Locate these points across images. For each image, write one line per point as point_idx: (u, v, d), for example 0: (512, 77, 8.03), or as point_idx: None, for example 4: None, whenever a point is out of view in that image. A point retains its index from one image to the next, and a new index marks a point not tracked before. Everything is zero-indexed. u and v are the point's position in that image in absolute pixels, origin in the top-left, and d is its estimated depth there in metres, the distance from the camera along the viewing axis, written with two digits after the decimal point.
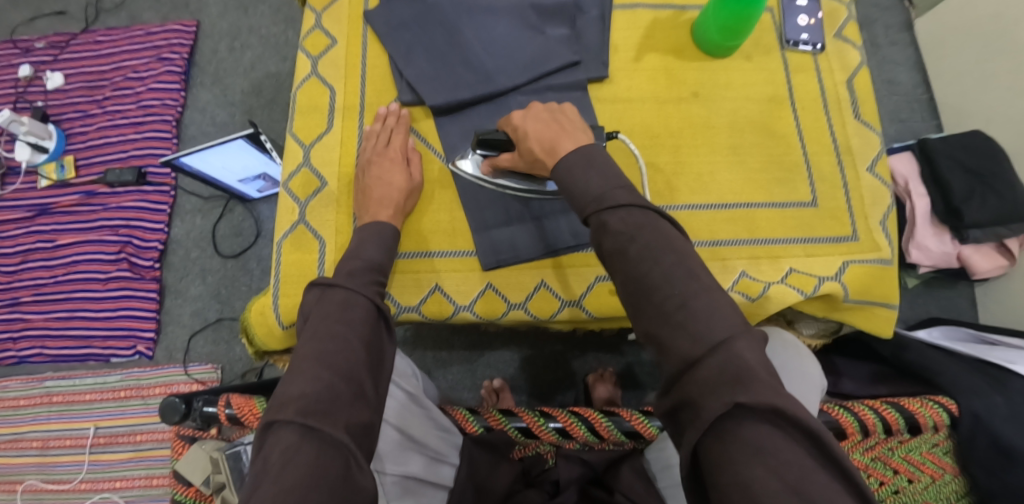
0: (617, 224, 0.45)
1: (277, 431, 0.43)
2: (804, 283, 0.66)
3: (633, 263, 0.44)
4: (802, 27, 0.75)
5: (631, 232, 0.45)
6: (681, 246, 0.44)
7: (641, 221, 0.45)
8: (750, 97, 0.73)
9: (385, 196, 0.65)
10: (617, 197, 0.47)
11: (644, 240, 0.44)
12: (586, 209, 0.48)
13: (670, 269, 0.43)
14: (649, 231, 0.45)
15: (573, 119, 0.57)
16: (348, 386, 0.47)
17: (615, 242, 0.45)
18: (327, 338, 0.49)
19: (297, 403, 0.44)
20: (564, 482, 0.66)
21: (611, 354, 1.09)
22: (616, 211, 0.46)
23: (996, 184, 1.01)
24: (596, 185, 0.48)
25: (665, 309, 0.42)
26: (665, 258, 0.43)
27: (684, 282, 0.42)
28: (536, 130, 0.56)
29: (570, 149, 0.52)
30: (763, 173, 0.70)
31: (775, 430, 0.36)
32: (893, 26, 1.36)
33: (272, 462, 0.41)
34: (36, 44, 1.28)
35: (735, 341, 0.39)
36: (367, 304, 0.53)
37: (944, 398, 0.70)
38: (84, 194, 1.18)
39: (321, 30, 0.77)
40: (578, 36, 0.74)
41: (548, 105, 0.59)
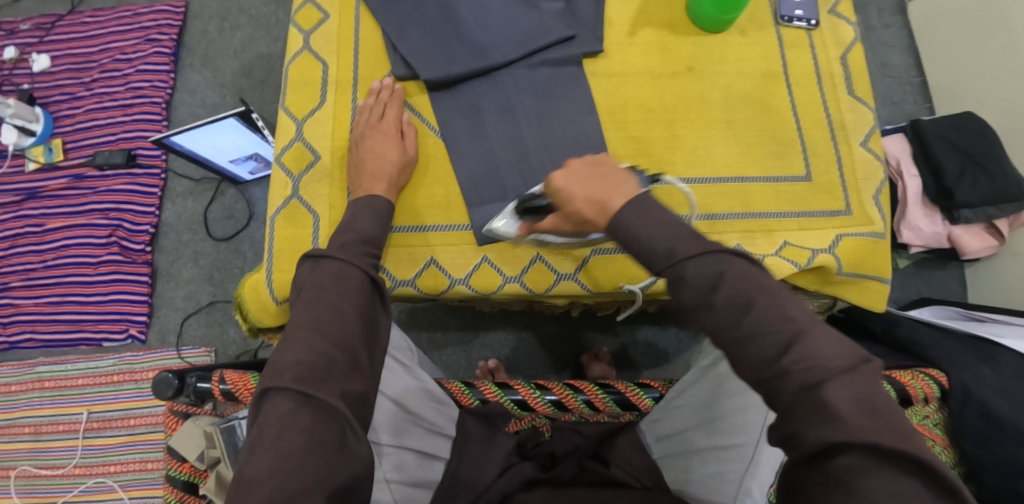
0: (695, 276, 0.40)
1: (272, 398, 0.43)
2: (797, 255, 0.66)
3: (722, 317, 0.39)
4: (797, 3, 0.76)
5: (714, 283, 0.40)
6: (768, 284, 0.40)
7: (718, 269, 0.40)
8: (745, 72, 0.73)
9: (378, 169, 0.64)
10: (687, 245, 0.42)
11: (730, 291, 0.39)
12: (655, 263, 0.43)
13: (762, 318, 0.38)
14: (732, 278, 0.40)
15: (617, 169, 0.50)
16: (343, 355, 0.47)
17: (695, 296, 0.40)
18: (322, 308, 0.49)
19: (292, 371, 0.44)
20: (560, 455, 0.66)
21: (607, 334, 1.10)
22: (690, 261, 0.41)
23: (988, 165, 1.02)
24: (660, 238, 0.43)
25: (767, 359, 0.37)
26: (756, 306, 0.39)
27: (774, 324, 0.38)
28: (582, 194, 0.49)
29: (624, 203, 0.46)
30: (758, 147, 0.71)
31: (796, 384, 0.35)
32: (887, 9, 1.36)
33: (267, 429, 0.41)
34: (22, 25, 1.26)
35: (827, 383, 0.35)
36: (361, 276, 0.53)
37: (935, 372, 0.72)
38: (73, 178, 1.17)
39: (313, 4, 0.76)
40: (573, 10, 0.73)
41: (589, 157, 0.52)
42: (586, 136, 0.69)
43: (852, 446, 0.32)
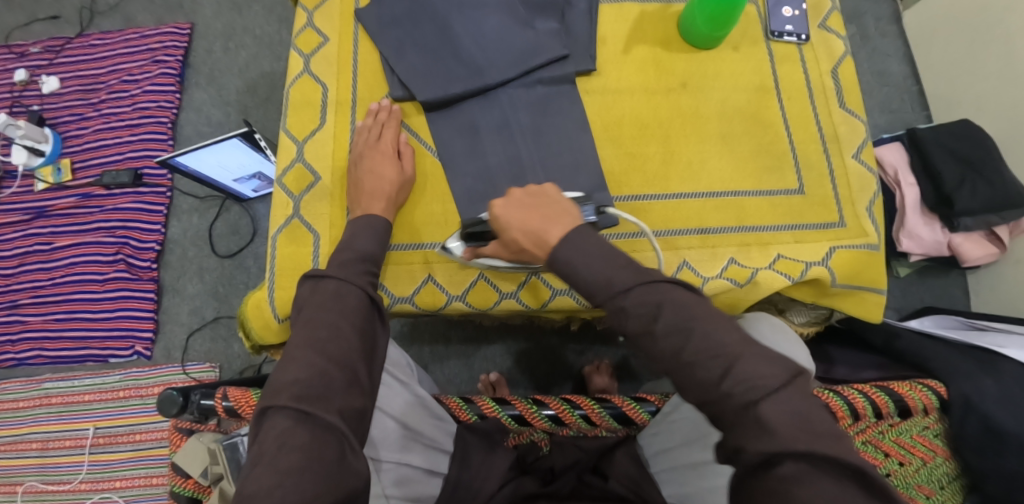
0: (635, 306, 0.44)
1: (270, 416, 0.44)
2: (792, 269, 0.67)
3: (664, 344, 0.43)
4: (788, 18, 0.76)
5: (652, 314, 0.44)
6: (700, 310, 0.44)
7: (656, 298, 0.44)
8: (738, 86, 0.74)
9: (376, 188, 0.66)
10: (626, 276, 0.46)
11: (668, 320, 0.43)
12: (598, 293, 0.46)
13: (700, 347, 0.42)
14: (669, 308, 0.43)
15: (556, 201, 0.55)
16: (342, 371, 0.48)
17: (638, 324, 0.44)
18: (320, 327, 0.50)
19: (290, 389, 0.45)
20: (560, 470, 0.67)
21: (606, 346, 1.10)
22: (630, 293, 0.45)
23: (987, 173, 1.02)
24: (602, 269, 0.47)
25: (712, 381, 0.41)
26: (693, 333, 0.42)
27: (715, 352, 0.42)
28: (519, 222, 0.54)
29: (562, 236, 0.50)
30: (752, 161, 0.71)
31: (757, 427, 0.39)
32: (882, 18, 1.37)
33: (266, 447, 0.42)
34: (32, 48, 1.29)
35: (760, 403, 0.39)
36: (360, 293, 0.54)
37: (932, 382, 0.72)
38: (81, 196, 1.19)
39: (313, 28, 0.78)
40: (567, 29, 0.74)
41: (528, 188, 0.57)
42: (580, 152, 0.70)
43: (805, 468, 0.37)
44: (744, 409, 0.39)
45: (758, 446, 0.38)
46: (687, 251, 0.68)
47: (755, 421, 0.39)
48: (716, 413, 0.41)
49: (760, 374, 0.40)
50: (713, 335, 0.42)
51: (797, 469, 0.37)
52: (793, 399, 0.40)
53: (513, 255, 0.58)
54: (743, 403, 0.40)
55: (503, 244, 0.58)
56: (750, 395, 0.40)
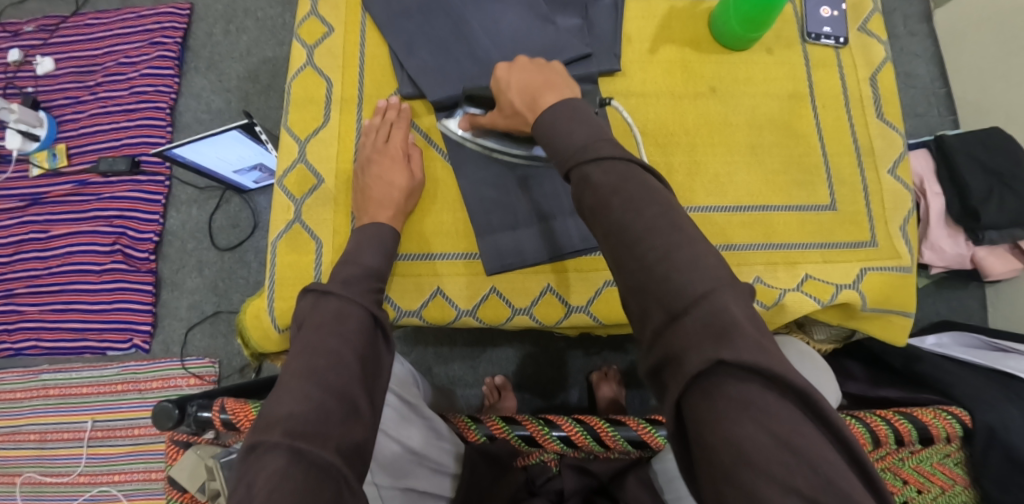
0: (601, 177, 0.42)
1: (261, 455, 0.40)
2: (821, 291, 0.64)
3: (616, 215, 0.40)
4: (826, 19, 0.72)
5: (617, 185, 0.41)
6: (664, 196, 0.41)
7: (624, 175, 0.41)
8: (770, 93, 0.70)
9: (385, 197, 0.62)
10: (597, 148, 0.44)
11: (629, 191, 0.40)
12: (568, 162, 0.45)
13: (653, 223, 0.39)
14: (634, 183, 0.41)
15: (562, 74, 0.55)
16: (341, 404, 0.45)
17: (597, 194, 0.41)
18: (318, 353, 0.47)
19: (283, 424, 0.41)
20: (568, 493, 0.64)
21: (616, 352, 1.07)
22: (600, 163, 0.43)
23: (1016, 186, 0.98)
24: (577, 138, 0.45)
25: (655, 266, 0.37)
26: (648, 211, 0.39)
27: (669, 233, 0.38)
28: (519, 84, 0.54)
29: (555, 102, 0.50)
30: (782, 174, 0.67)
31: (708, 329, 0.34)
32: (912, 16, 1.31)
33: (255, 489, 0.38)
34: (26, 27, 1.24)
35: (707, 295, 0.35)
36: (361, 314, 0.51)
37: (958, 410, 0.70)
38: (77, 184, 1.16)
39: (317, 16, 0.74)
40: (591, 26, 0.69)
41: (536, 59, 0.57)
42: None
43: (739, 370, 0.32)
44: (694, 304, 0.35)
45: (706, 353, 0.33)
46: None
47: (703, 317, 0.34)
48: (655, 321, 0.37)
49: (706, 275, 0.36)
50: (659, 223, 0.39)
51: (743, 384, 0.32)
52: (743, 304, 0.36)
53: (506, 124, 0.58)
54: (686, 297, 0.35)
55: (500, 110, 0.58)
56: (694, 288, 0.36)
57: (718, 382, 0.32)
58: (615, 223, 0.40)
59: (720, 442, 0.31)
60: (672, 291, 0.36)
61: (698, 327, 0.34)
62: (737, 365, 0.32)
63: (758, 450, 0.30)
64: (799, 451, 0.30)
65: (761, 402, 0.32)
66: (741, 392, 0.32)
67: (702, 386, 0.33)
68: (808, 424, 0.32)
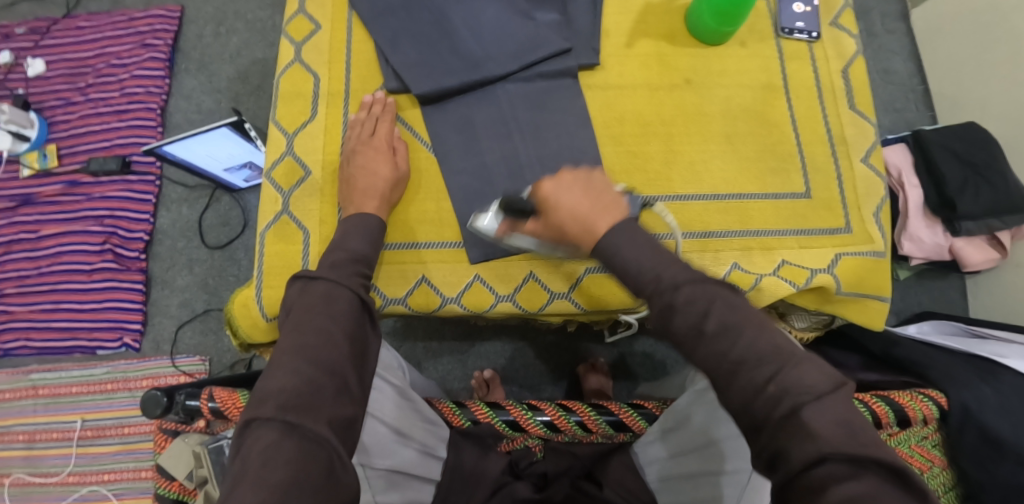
0: (686, 302, 0.42)
1: (255, 429, 0.42)
2: (795, 275, 0.65)
3: (711, 344, 0.41)
4: (798, 14, 0.74)
5: (704, 312, 0.41)
6: (749, 311, 0.42)
7: (711, 298, 0.41)
8: (745, 84, 0.72)
9: (370, 186, 0.64)
10: (676, 272, 0.44)
11: (719, 318, 0.41)
12: (647, 288, 0.44)
13: (747, 346, 0.40)
14: (720, 307, 0.41)
15: (608, 189, 0.53)
16: (330, 380, 0.46)
17: (687, 320, 0.42)
18: (308, 332, 0.48)
19: (276, 398, 0.43)
20: (553, 475, 0.65)
21: (603, 345, 1.09)
22: (679, 289, 0.43)
23: (990, 176, 1.01)
24: (650, 265, 0.45)
25: (757, 384, 0.39)
26: (745, 334, 0.40)
27: (765, 353, 0.39)
28: (568, 205, 0.52)
29: (612, 228, 0.48)
30: (757, 162, 0.69)
31: (807, 430, 0.36)
32: (890, 15, 1.34)
33: (251, 461, 0.40)
34: (17, 29, 1.25)
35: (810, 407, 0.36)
36: (349, 296, 0.52)
37: (935, 392, 0.72)
38: (67, 184, 1.16)
39: (305, 15, 0.76)
40: (570, 21, 0.72)
41: (581, 170, 0.55)
42: (580, 150, 0.68)
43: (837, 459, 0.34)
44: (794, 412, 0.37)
45: (801, 448, 0.35)
46: (690, 255, 0.66)
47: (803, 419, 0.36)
48: (754, 423, 0.39)
49: (805, 385, 0.38)
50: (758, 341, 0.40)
51: (843, 473, 0.34)
52: (835, 398, 0.37)
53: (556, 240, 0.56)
54: (789, 409, 0.37)
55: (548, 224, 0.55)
56: (798, 399, 0.37)
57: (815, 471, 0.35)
58: (708, 349, 0.41)
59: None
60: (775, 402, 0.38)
61: (797, 430, 0.36)
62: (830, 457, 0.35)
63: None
64: None
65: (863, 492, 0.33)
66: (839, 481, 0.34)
67: (808, 483, 0.35)
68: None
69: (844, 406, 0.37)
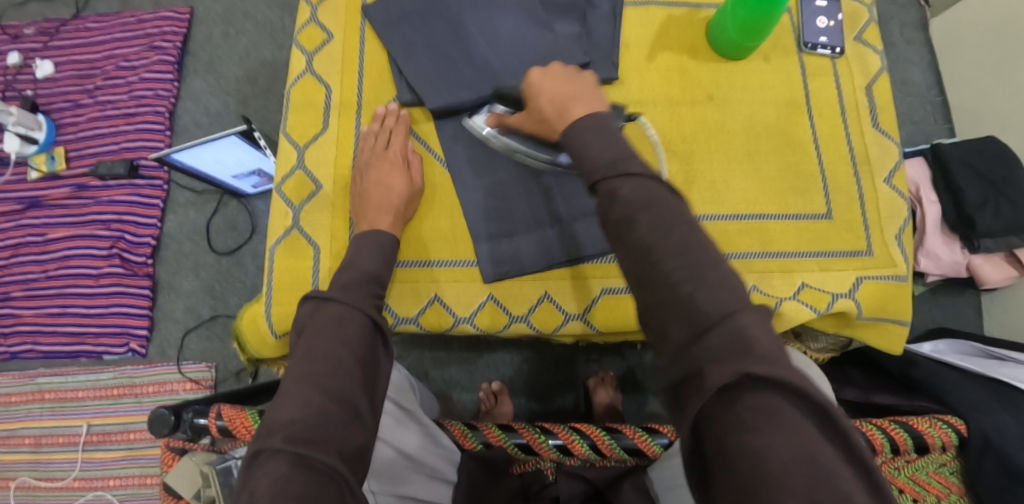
0: (628, 192, 0.41)
1: (264, 460, 0.40)
2: (817, 299, 0.64)
3: (646, 235, 0.39)
4: (822, 29, 0.72)
5: (646, 204, 0.40)
6: (687, 214, 0.41)
7: (651, 193, 0.40)
8: (767, 101, 0.70)
9: (384, 201, 0.63)
10: (623, 166, 0.43)
11: (657, 212, 0.40)
12: (592, 177, 0.44)
13: (683, 242, 0.39)
14: (661, 203, 0.40)
15: (592, 86, 0.55)
16: (342, 409, 0.45)
17: (624, 209, 0.40)
18: (319, 358, 0.47)
19: (285, 430, 0.41)
20: (565, 500, 0.63)
21: (612, 357, 1.07)
22: (625, 180, 0.42)
23: (1010, 192, 0.99)
24: (604, 153, 0.44)
25: (676, 286, 0.37)
26: (676, 231, 0.39)
27: (697, 254, 0.38)
28: (550, 90, 0.54)
29: (583, 113, 0.50)
30: (779, 183, 0.68)
31: (731, 341, 0.34)
32: (908, 24, 1.32)
33: (259, 495, 0.38)
34: (26, 30, 1.24)
35: (735, 315, 0.35)
36: (361, 318, 0.51)
37: (954, 419, 0.71)
38: (75, 187, 1.16)
39: (317, 23, 0.74)
40: (588, 34, 0.70)
41: (569, 68, 0.57)
42: None
43: (763, 380, 0.32)
44: (720, 320, 0.35)
45: (725, 367, 0.33)
46: None
47: (729, 332, 0.34)
48: (678, 331, 0.36)
49: (728, 296, 0.36)
50: (689, 249, 0.38)
51: (769, 399, 0.32)
52: (765, 328, 0.36)
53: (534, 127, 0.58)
54: (716, 317, 0.35)
55: (528, 113, 0.57)
56: (724, 309, 0.36)
57: (739, 397, 0.32)
58: (640, 240, 0.40)
59: (743, 457, 0.30)
60: (697, 314, 0.36)
61: (722, 343, 0.34)
62: (756, 379, 0.32)
63: (783, 463, 0.29)
64: (822, 467, 0.29)
65: (783, 416, 0.31)
66: (762, 407, 0.31)
67: (724, 401, 0.32)
68: (827, 443, 0.31)
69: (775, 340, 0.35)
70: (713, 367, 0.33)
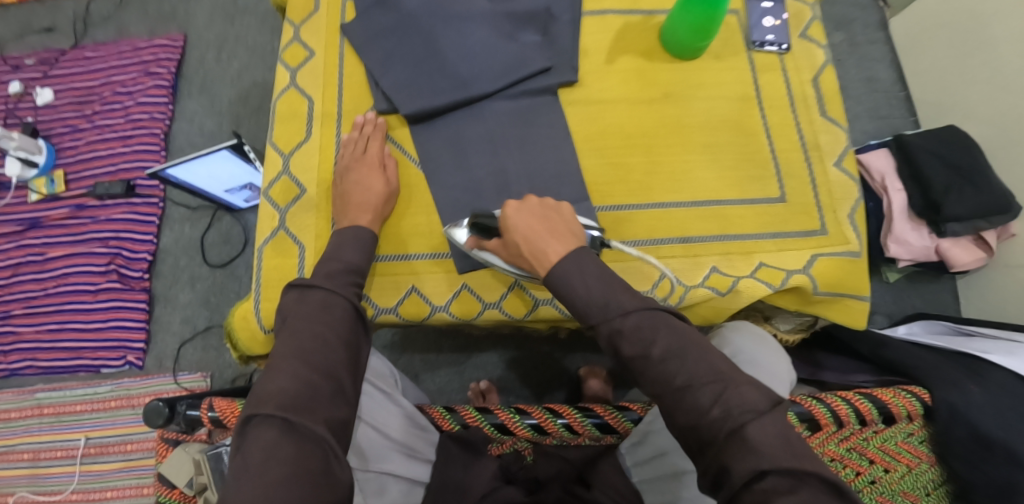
0: (631, 329, 0.48)
1: (255, 426, 0.44)
2: (773, 277, 0.68)
3: (657, 366, 0.46)
4: (768, 28, 0.77)
5: (650, 338, 0.47)
6: (693, 336, 0.48)
7: (657, 322, 0.48)
8: (722, 96, 0.74)
9: (364, 201, 0.67)
10: (622, 301, 0.49)
11: (664, 344, 0.47)
12: (595, 315, 0.50)
13: (692, 368, 0.45)
14: (664, 334, 0.47)
15: (568, 222, 0.58)
16: (326, 382, 0.48)
17: (633, 346, 0.48)
18: (305, 337, 0.50)
19: (276, 399, 0.45)
20: (545, 480, 0.66)
21: (597, 353, 1.10)
22: (628, 316, 0.49)
23: (974, 179, 1.03)
24: (598, 293, 0.50)
25: (703, 406, 0.44)
26: (688, 358, 0.46)
27: (710, 375, 0.45)
28: (525, 229, 0.56)
29: (563, 254, 0.53)
30: (738, 170, 0.72)
31: (747, 445, 0.41)
32: (870, 25, 1.38)
33: (252, 458, 0.42)
34: (26, 60, 1.30)
35: (748, 425, 0.42)
36: (344, 303, 0.55)
37: (918, 389, 0.74)
38: (74, 207, 1.20)
39: (300, 42, 0.80)
40: (551, 41, 0.75)
41: (546, 201, 0.60)
42: (562, 164, 0.71)
43: (773, 471, 0.40)
44: (735, 432, 0.42)
45: (745, 465, 0.41)
46: (671, 260, 0.68)
47: (740, 439, 0.42)
48: (702, 442, 0.44)
49: (743, 406, 0.43)
50: (702, 368, 0.45)
51: (778, 482, 0.40)
52: (778, 423, 0.43)
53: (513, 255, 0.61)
54: (734, 427, 0.42)
55: (504, 243, 0.60)
56: (739, 419, 0.42)
57: (756, 484, 0.40)
58: (652, 369, 0.47)
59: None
60: (714, 424, 0.43)
61: (739, 449, 0.42)
62: (766, 471, 0.40)
63: None
64: None
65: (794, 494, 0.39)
66: (776, 491, 0.39)
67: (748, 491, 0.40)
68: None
69: (788, 433, 0.42)
70: (737, 464, 0.41)
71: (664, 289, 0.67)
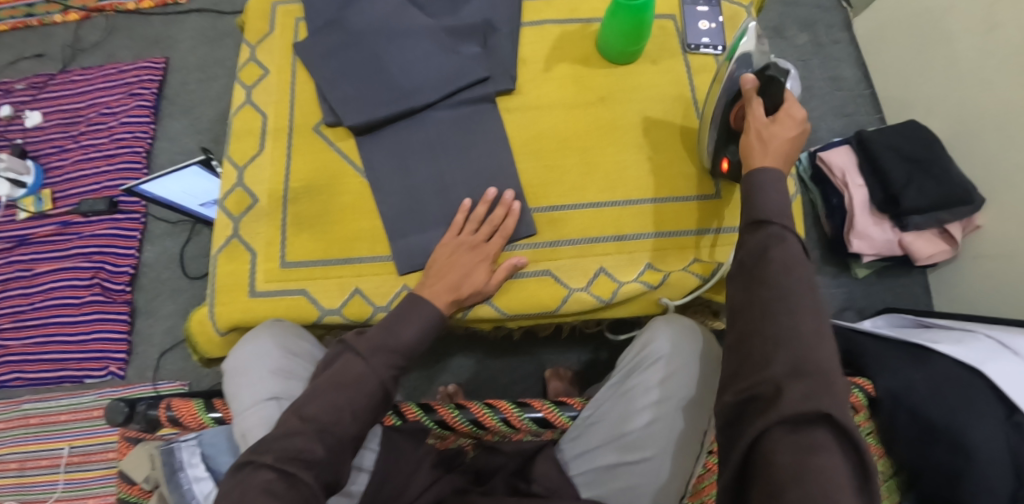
0: (787, 246, 0.50)
1: (250, 470, 0.48)
2: (704, 271, 0.70)
3: (782, 279, 0.47)
4: (704, 31, 0.80)
5: (796, 264, 0.48)
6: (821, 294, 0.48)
7: (798, 260, 0.49)
8: (657, 99, 0.77)
9: (457, 282, 0.65)
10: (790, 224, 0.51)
11: (799, 274, 0.48)
12: (765, 214, 0.53)
13: (811, 302, 0.46)
14: (799, 266, 0.48)
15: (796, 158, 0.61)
16: (331, 452, 0.51)
17: (782, 254, 0.49)
18: (341, 390, 0.53)
19: (275, 450, 0.49)
20: (487, 473, 0.69)
21: (564, 354, 1.12)
22: (787, 234, 0.50)
23: (932, 170, 1.05)
24: (775, 207, 0.53)
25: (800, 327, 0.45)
26: (804, 295, 0.46)
27: (815, 320, 0.45)
28: (783, 134, 0.59)
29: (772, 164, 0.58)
30: (673, 169, 0.74)
31: (817, 384, 0.41)
32: (833, 25, 1.40)
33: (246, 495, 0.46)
34: (17, 85, 1.36)
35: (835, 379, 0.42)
36: (375, 388, 0.55)
37: (860, 381, 0.69)
38: (61, 224, 1.25)
39: (256, 62, 0.83)
40: (491, 52, 0.78)
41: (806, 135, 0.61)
42: (499, 169, 0.74)
43: (836, 422, 0.40)
44: (818, 372, 0.42)
45: (816, 398, 0.40)
46: (604, 257, 0.71)
47: (817, 379, 0.42)
48: (767, 365, 0.44)
49: (824, 359, 0.43)
50: (806, 319, 0.45)
51: (823, 436, 0.39)
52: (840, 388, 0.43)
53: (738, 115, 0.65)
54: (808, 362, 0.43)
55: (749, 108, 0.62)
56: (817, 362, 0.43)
57: (807, 427, 0.40)
58: (780, 277, 0.48)
59: (790, 472, 0.38)
60: (778, 361, 0.44)
61: (806, 387, 0.41)
62: (825, 418, 0.40)
63: (825, 474, 0.38)
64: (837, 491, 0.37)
65: (827, 450, 0.39)
66: (816, 440, 0.39)
67: (795, 426, 0.40)
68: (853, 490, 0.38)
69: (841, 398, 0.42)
70: (796, 398, 0.41)
71: (599, 285, 0.70)
